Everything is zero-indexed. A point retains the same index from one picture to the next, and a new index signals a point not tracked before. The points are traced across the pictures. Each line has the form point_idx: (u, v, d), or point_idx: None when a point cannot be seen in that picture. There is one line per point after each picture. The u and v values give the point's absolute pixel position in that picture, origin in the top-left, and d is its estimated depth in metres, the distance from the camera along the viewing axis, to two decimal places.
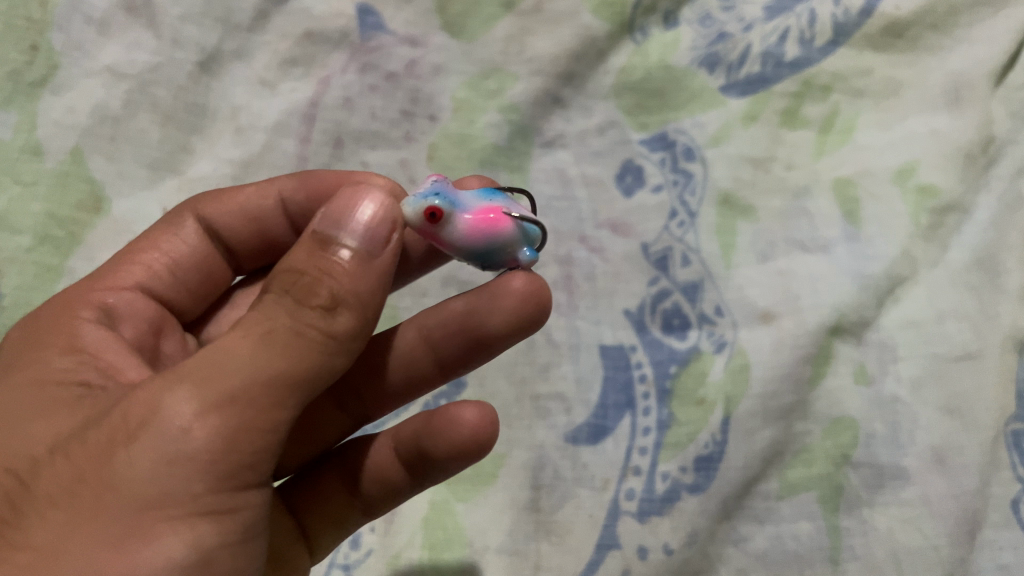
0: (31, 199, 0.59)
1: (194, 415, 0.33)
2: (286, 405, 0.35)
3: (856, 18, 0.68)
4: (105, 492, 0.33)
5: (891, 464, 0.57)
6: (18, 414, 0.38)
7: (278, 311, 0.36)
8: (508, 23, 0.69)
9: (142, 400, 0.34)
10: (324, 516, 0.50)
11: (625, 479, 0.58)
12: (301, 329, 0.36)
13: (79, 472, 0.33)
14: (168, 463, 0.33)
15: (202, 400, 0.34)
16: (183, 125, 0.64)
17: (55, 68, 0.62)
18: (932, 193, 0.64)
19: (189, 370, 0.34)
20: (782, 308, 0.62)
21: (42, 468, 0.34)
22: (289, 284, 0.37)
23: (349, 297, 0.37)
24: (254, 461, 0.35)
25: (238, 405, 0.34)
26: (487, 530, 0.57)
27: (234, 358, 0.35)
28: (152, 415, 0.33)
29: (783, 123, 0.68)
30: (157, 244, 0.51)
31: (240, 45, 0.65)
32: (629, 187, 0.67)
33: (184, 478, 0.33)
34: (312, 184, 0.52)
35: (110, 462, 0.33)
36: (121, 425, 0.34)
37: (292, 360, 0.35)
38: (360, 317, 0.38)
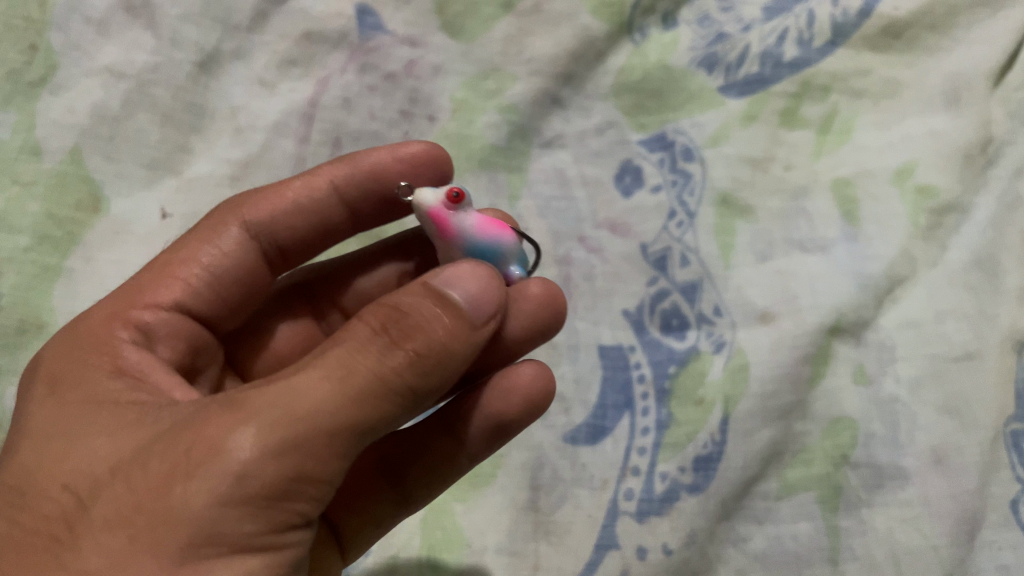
0: (30, 199, 0.59)
1: (260, 458, 0.33)
2: (347, 455, 0.35)
3: (855, 19, 0.68)
4: (161, 525, 0.33)
5: (890, 465, 0.57)
6: (78, 423, 0.38)
7: (360, 354, 0.35)
8: (506, 24, 0.69)
9: (208, 433, 0.34)
10: (362, 513, 0.50)
11: (625, 479, 0.58)
12: (381, 385, 0.35)
13: (136, 500, 0.33)
14: (226, 504, 0.33)
15: (267, 442, 0.33)
16: (182, 125, 0.64)
17: (54, 68, 0.62)
18: (930, 193, 0.64)
19: (261, 406, 0.34)
20: (781, 308, 0.62)
21: (102, 490, 0.34)
22: (384, 326, 0.36)
23: (440, 351, 0.37)
24: (306, 509, 0.35)
25: (303, 453, 0.34)
26: (485, 530, 0.57)
27: (305, 400, 0.34)
28: (218, 451, 0.33)
29: (782, 123, 0.68)
30: (196, 257, 0.49)
31: (239, 46, 0.65)
32: (628, 187, 0.67)
33: (239, 521, 0.33)
34: (365, 165, 0.53)
35: (169, 497, 0.33)
36: (184, 457, 0.33)
37: (366, 413, 0.35)
38: (444, 372, 0.37)
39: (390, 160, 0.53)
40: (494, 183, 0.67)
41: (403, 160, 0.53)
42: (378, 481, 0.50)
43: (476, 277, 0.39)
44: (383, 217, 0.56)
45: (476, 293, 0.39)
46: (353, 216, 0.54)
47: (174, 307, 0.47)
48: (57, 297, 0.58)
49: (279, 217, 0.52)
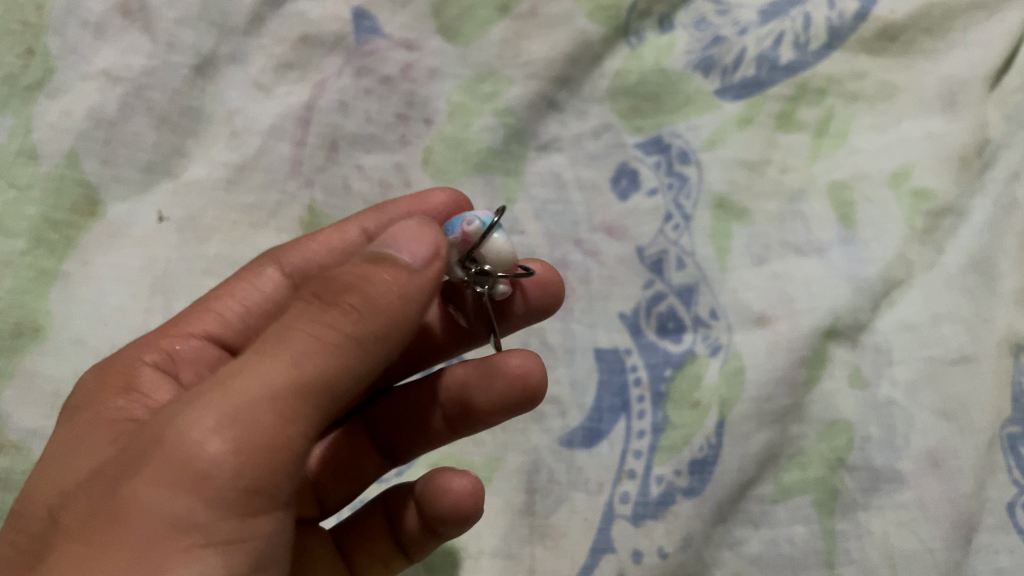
0: (25, 203, 0.59)
1: (201, 437, 0.33)
2: (295, 423, 0.34)
3: (851, 22, 0.68)
4: (118, 515, 0.33)
5: (887, 468, 0.57)
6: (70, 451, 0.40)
7: (292, 324, 0.35)
8: (502, 28, 0.69)
9: (156, 427, 0.34)
10: (374, 555, 0.52)
11: (620, 482, 0.58)
12: (318, 346, 0.34)
13: (96, 504, 0.34)
14: (168, 482, 0.33)
15: (205, 421, 0.33)
16: (178, 129, 0.64)
17: (50, 72, 0.62)
18: (926, 197, 0.64)
19: (201, 393, 0.34)
20: (777, 311, 0.62)
21: (71, 503, 0.35)
22: (315, 295, 0.35)
23: (375, 302, 0.35)
24: (262, 486, 0.34)
25: (241, 424, 0.33)
26: (481, 534, 0.57)
27: (244, 375, 0.34)
28: (162, 439, 0.33)
29: (778, 126, 0.68)
30: (233, 291, 0.52)
31: (235, 49, 0.66)
32: (624, 190, 0.67)
33: (187, 502, 0.33)
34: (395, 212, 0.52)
35: (120, 491, 0.33)
36: (137, 449, 0.34)
37: (305, 377, 0.34)
38: (387, 324, 0.36)
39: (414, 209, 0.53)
40: (490, 186, 0.67)
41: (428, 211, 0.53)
42: (382, 534, 0.52)
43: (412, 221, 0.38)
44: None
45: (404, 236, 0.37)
46: None
47: (204, 338, 0.50)
48: (54, 300, 0.58)
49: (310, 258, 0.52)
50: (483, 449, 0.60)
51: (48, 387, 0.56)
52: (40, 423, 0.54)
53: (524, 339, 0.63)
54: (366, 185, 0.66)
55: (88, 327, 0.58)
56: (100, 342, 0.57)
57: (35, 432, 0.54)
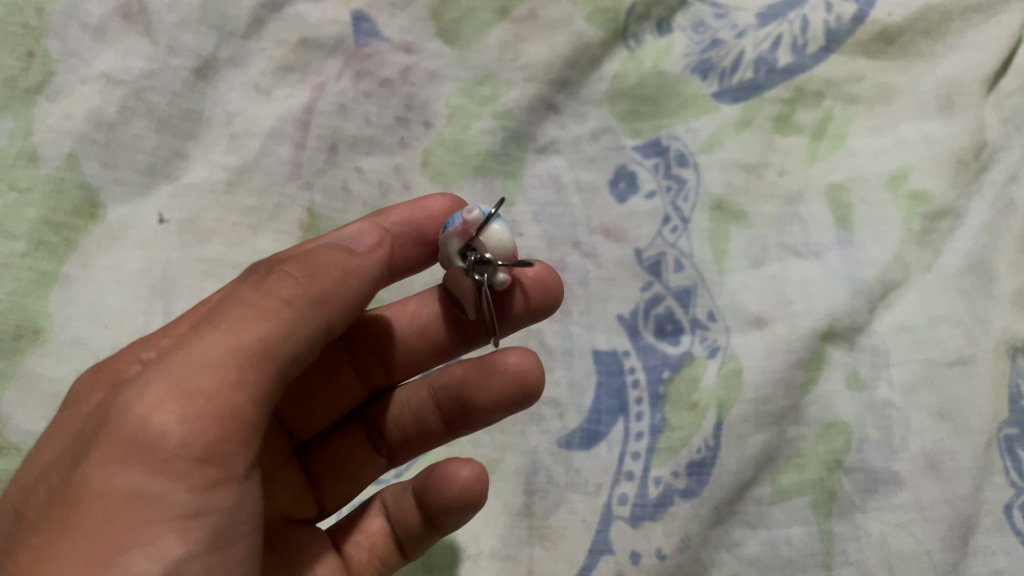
0: (26, 206, 0.59)
1: (151, 410, 0.35)
2: (242, 392, 0.36)
3: (848, 25, 0.69)
4: (80, 489, 0.34)
5: (884, 469, 0.57)
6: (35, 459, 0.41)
7: (230, 309, 0.38)
8: (501, 31, 0.70)
9: (110, 412, 0.36)
10: (373, 553, 0.51)
11: (618, 484, 0.58)
12: (255, 321, 0.37)
13: (58, 489, 0.35)
14: (122, 451, 0.34)
15: (155, 396, 0.35)
16: (178, 132, 0.64)
17: (51, 75, 0.62)
18: (923, 199, 0.64)
19: (150, 376, 0.36)
20: (775, 313, 0.62)
21: (33, 497, 0.36)
22: (251, 281, 0.39)
23: (305, 282, 0.39)
24: (216, 457, 0.35)
25: (189, 394, 0.35)
26: (480, 535, 0.57)
27: (193, 348, 0.36)
28: (116, 419, 0.35)
29: (776, 129, 0.69)
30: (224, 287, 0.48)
31: (235, 53, 0.66)
32: (622, 193, 0.68)
33: (141, 472, 0.34)
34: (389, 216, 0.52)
35: (80, 470, 0.35)
36: (94, 434, 0.36)
37: (244, 348, 0.36)
38: (317, 301, 0.39)
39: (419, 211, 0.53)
40: (488, 189, 0.67)
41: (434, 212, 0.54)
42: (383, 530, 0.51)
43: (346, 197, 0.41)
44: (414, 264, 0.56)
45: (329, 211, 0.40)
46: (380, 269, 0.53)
47: None
48: (53, 302, 0.58)
49: None
50: (482, 450, 0.60)
51: (47, 389, 0.56)
52: (39, 425, 0.55)
53: (523, 341, 0.63)
54: (366, 187, 0.66)
55: (87, 329, 0.58)
56: (100, 344, 0.57)
57: (34, 434, 0.54)
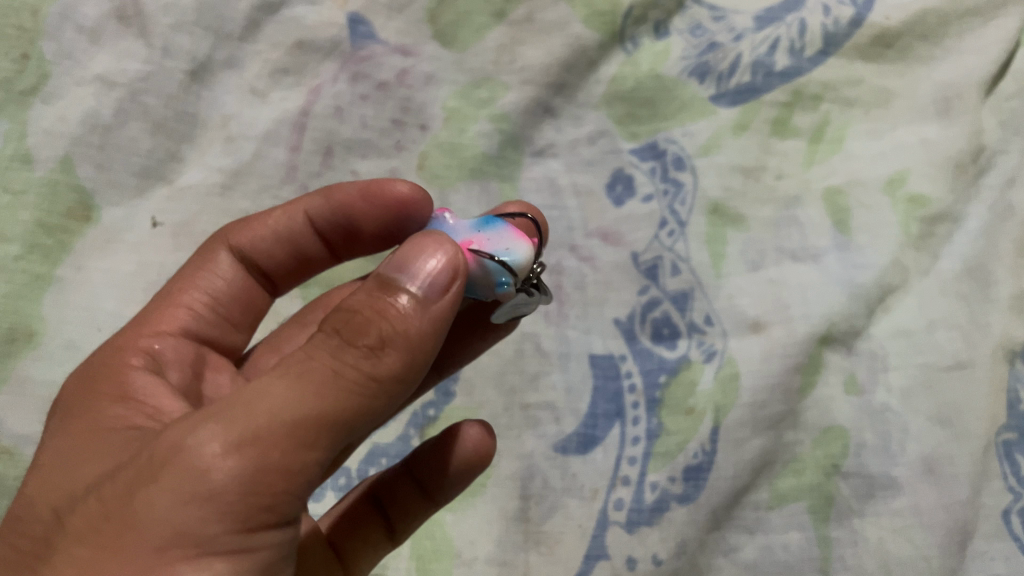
0: (20, 208, 0.59)
1: (219, 453, 0.32)
2: (313, 448, 0.33)
3: (846, 29, 0.68)
4: (126, 529, 0.32)
5: (882, 475, 0.57)
6: (71, 455, 0.38)
7: (314, 355, 0.34)
8: (498, 34, 0.69)
9: (171, 437, 0.33)
10: (364, 535, 0.51)
11: (615, 489, 0.58)
12: (337, 380, 0.33)
13: (106, 508, 0.33)
14: (184, 492, 0.32)
15: (225, 439, 0.32)
16: (173, 134, 0.63)
17: (45, 77, 0.62)
18: (922, 203, 0.64)
19: (221, 409, 0.33)
20: (772, 317, 0.62)
21: (78, 506, 0.34)
22: (337, 329, 0.35)
23: (398, 338, 0.34)
24: (278, 504, 0.33)
25: (262, 445, 0.32)
26: (475, 540, 0.57)
27: (266, 399, 0.33)
28: (178, 450, 0.32)
29: (773, 132, 0.68)
30: (196, 283, 0.51)
31: (230, 55, 0.65)
32: (619, 196, 0.67)
33: (201, 515, 0.32)
34: (335, 200, 0.51)
35: (133, 499, 0.32)
36: (150, 458, 0.33)
37: (323, 403, 0.33)
38: (408, 360, 0.35)
39: (357, 196, 0.51)
40: (485, 193, 0.68)
41: (374, 200, 0.51)
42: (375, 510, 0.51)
43: (439, 252, 0.37)
44: (369, 245, 0.54)
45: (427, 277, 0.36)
46: (329, 247, 0.54)
47: (181, 332, 0.49)
48: (47, 305, 0.58)
49: (262, 245, 0.52)
50: None
51: (41, 392, 0.56)
52: (33, 428, 0.55)
53: (519, 345, 0.63)
54: None
55: (81, 332, 0.58)
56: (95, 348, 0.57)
57: (28, 437, 0.54)
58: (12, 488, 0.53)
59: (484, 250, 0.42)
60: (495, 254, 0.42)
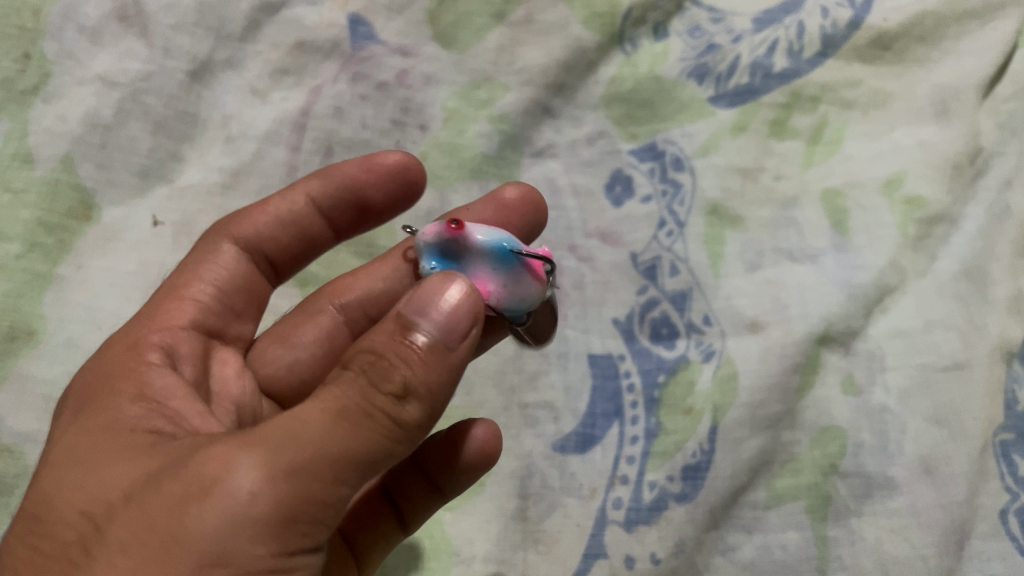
0: (21, 207, 0.59)
1: (265, 480, 0.32)
2: (346, 483, 0.33)
3: (844, 30, 0.69)
4: (173, 546, 0.31)
5: (880, 474, 0.57)
6: (88, 458, 0.36)
7: (348, 389, 0.34)
8: (498, 35, 0.70)
9: (215, 457, 0.33)
10: (375, 528, 0.50)
11: (613, 488, 0.58)
12: (370, 419, 0.34)
13: (149, 523, 0.32)
14: (230, 517, 0.31)
15: (272, 467, 0.32)
16: (174, 134, 0.64)
17: (47, 77, 0.62)
18: (919, 204, 0.64)
19: (265, 433, 0.33)
20: (770, 317, 0.62)
21: (116, 514, 0.33)
22: (366, 367, 0.34)
23: (421, 388, 0.35)
24: (313, 531, 0.33)
25: (307, 474, 0.32)
26: (474, 539, 0.57)
27: (311, 433, 0.33)
28: (224, 473, 0.32)
29: (772, 134, 0.69)
30: (201, 275, 0.50)
31: (231, 55, 0.66)
32: (618, 197, 0.68)
33: (248, 539, 0.31)
34: (338, 176, 0.53)
35: (182, 516, 0.31)
36: (193, 476, 0.32)
37: (360, 442, 0.33)
38: (428, 409, 0.35)
39: (358, 168, 0.54)
40: (484, 192, 0.68)
41: (375, 168, 0.54)
42: (382, 505, 0.51)
43: (457, 289, 0.37)
44: (372, 220, 0.56)
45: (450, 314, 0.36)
46: (334, 228, 0.55)
47: (189, 326, 0.47)
48: (47, 304, 0.58)
49: (267, 228, 0.52)
50: None
51: (40, 391, 0.56)
52: (32, 427, 0.55)
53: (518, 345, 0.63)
54: None
55: (81, 331, 0.57)
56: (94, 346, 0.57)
57: (27, 436, 0.54)
58: (11, 487, 0.53)
59: (497, 305, 0.45)
60: (503, 306, 0.46)
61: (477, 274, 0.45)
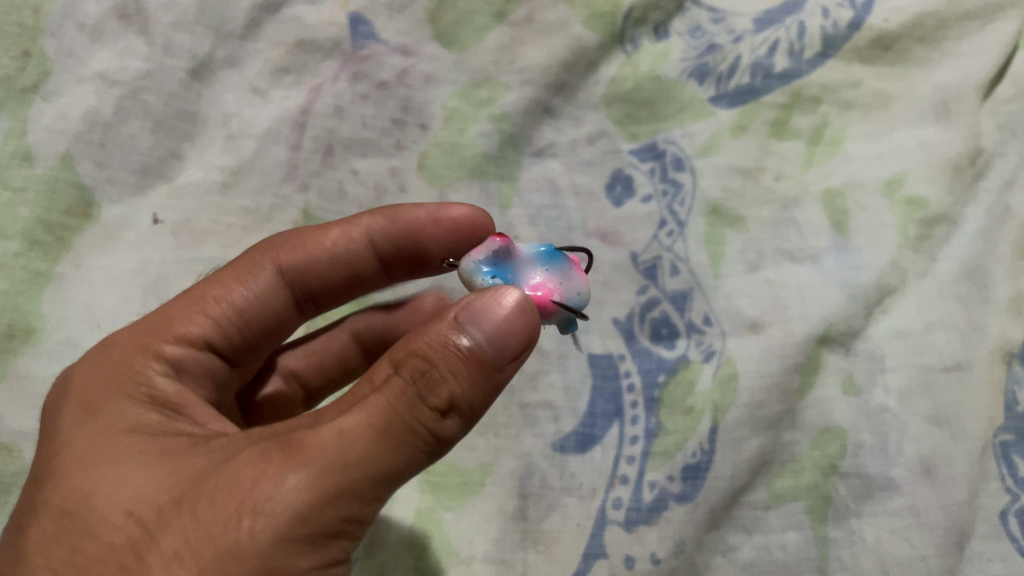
0: (20, 204, 0.59)
1: (314, 497, 0.33)
2: (383, 496, 0.35)
3: (845, 31, 0.69)
4: (228, 559, 0.33)
5: (880, 475, 0.57)
6: (127, 460, 0.38)
7: (394, 401, 0.35)
8: (498, 34, 0.69)
9: (263, 469, 0.34)
10: None
11: (613, 488, 0.58)
12: (411, 435, 0.35)
13: (205, 533, 0.33)
14: (281, 532, 0.33)
15: (320, 484, 0.33)
16: (174, 132, 0.63)
17: (46, 75, 0.62)
18: (920, 205, 0.64)
19: (311, 447, 0.34)
20: (770, 317, 0.62)
21: (166, 523, 0.34)
22: (414, 377, 0.35)
23: (464, 403, 0.36)
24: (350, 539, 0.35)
25: (352, 492, 0.34)
26: (474, 538, 0.57)
27: (355, 448, 0.34)
28: (273, 486, 0.33)
29: (772, 134, 0.69)
30: (229, 296, 0.48)
31: (231, 54, 0.65)
32: (619, 197, 0.68)
33: (296, 552, 0.33)
34: (402, 222, 0.53)
35: (236, 530, 0.33)
36: (243, 486, 0.34)
37: (400, 457, 0.35)
38: (467, 424, 0.37)
39: (428, 221, 0.52)
40: (485, 192, 0.68)
41: (443, 223, 0.52)
42: None
43: (509, 305, 0.38)
44: (429, 272, 0.55)
45: (503, 332, 0.37)
46: (384, 270, 0.54)
47: (203, 345, 0.46)
48: (46, 302, 0.58)
49: (313, 263, 0.52)
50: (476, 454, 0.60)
51: (38, 389, 0.55)
52: (31, 425, 0.54)
53: None
54: (361, 189, 0.66)
55: (80, 330, 0.57)
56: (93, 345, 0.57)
57: (26, 434, 0.54)
58: (10, 485, 0.53)
59: (562, 299, 0.44)
60: (568, 303, 0.44)
61: (535, 276, 0.44)
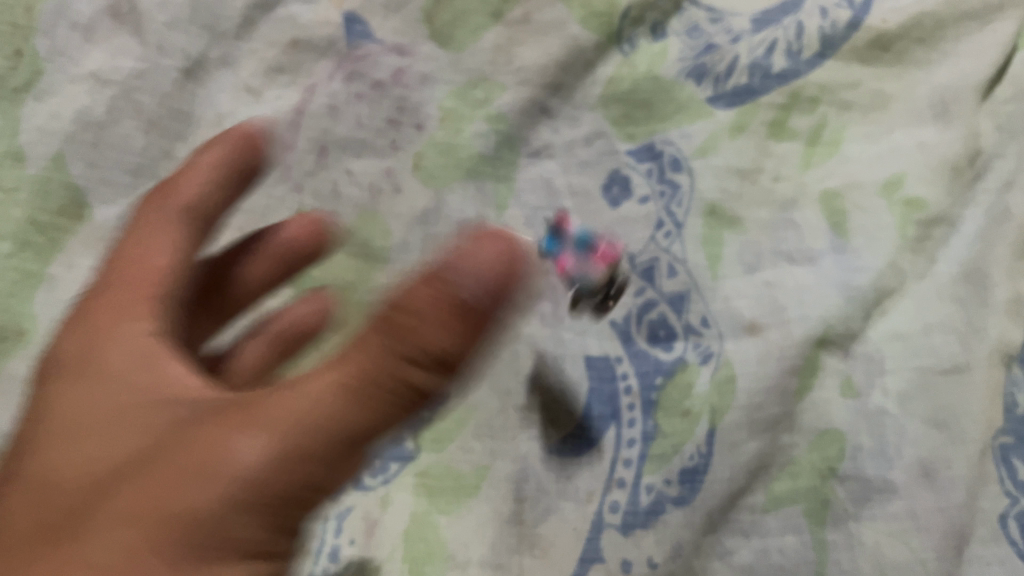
0: (13, 204, 0.59)
1: (269, 448, 0.42)
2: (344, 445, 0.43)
3: (844, 31, 0.68)
4: (220, 488, 0.42)
5: (879, 478, 0.56)
6: (133, 413, 0.48)
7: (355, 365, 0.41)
8: (496, 34, 0.69)
9: (256, 422, 0.43)
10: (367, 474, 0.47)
11: (611, 492, 0.58)
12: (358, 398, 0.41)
13: (189, 471, 0.43)
14: (269, 471, 0.42)
15: (274, 445, 0.42)
16: (168, 132, 0.63)
17: (39, 74, 0.61)
18: (919, 206, 0.64)
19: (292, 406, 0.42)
20: (769, 319, 0.62)
21: (169, 461, 0.43)
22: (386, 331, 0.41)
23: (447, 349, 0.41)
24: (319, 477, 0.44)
25: (314, 446, 0.42)
26: (469, 542, 0.56)
27: (313, 410, 0.42)
28: (262, 435, 0.42)
29: (771, 134, 0.68)
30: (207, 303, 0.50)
31: (226, 53, 0.65)
32: (615, 198, 0.68)
33: (280, 483, 0.42)
34: None
35: (223, 469, 0.42)
36: (238, 429, 0.43)
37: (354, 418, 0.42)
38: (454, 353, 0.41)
39: None
40: (481, 192, 0.67)
41: None
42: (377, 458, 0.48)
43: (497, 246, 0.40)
44: None
45: (484, 267, 0.40)
46: None
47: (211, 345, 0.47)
48: (38, 301, 0.58)
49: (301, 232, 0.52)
50: (472, 457, 0.59)
51: (28, 388, 0.54)
52: (17, 427, 0.52)
53: (516, 346, 0.62)
54: (356, 190, 0.66)
55: None
56: None
57: (16, 434, 0.52)
58: None
59: None
60: None
61: None
